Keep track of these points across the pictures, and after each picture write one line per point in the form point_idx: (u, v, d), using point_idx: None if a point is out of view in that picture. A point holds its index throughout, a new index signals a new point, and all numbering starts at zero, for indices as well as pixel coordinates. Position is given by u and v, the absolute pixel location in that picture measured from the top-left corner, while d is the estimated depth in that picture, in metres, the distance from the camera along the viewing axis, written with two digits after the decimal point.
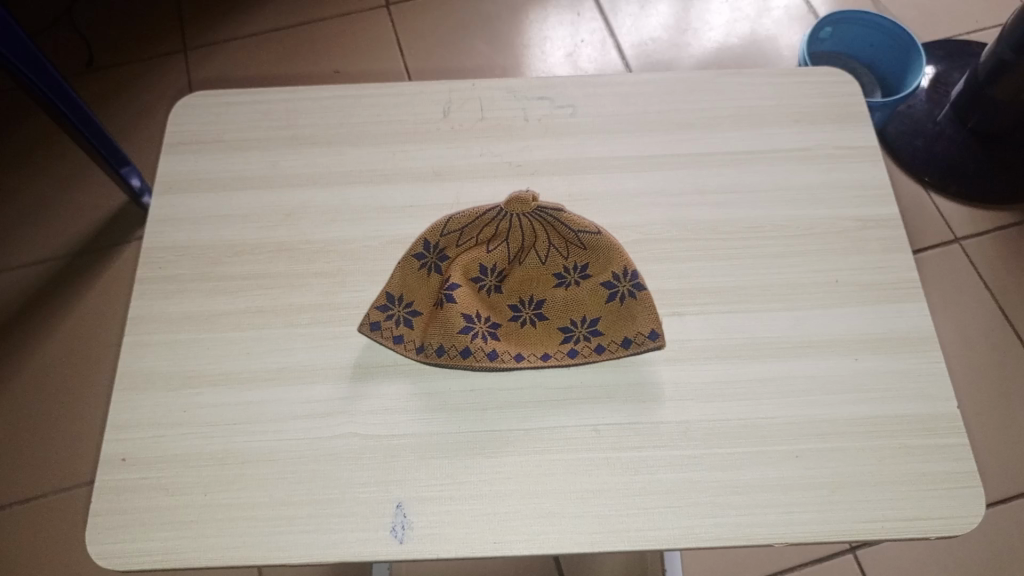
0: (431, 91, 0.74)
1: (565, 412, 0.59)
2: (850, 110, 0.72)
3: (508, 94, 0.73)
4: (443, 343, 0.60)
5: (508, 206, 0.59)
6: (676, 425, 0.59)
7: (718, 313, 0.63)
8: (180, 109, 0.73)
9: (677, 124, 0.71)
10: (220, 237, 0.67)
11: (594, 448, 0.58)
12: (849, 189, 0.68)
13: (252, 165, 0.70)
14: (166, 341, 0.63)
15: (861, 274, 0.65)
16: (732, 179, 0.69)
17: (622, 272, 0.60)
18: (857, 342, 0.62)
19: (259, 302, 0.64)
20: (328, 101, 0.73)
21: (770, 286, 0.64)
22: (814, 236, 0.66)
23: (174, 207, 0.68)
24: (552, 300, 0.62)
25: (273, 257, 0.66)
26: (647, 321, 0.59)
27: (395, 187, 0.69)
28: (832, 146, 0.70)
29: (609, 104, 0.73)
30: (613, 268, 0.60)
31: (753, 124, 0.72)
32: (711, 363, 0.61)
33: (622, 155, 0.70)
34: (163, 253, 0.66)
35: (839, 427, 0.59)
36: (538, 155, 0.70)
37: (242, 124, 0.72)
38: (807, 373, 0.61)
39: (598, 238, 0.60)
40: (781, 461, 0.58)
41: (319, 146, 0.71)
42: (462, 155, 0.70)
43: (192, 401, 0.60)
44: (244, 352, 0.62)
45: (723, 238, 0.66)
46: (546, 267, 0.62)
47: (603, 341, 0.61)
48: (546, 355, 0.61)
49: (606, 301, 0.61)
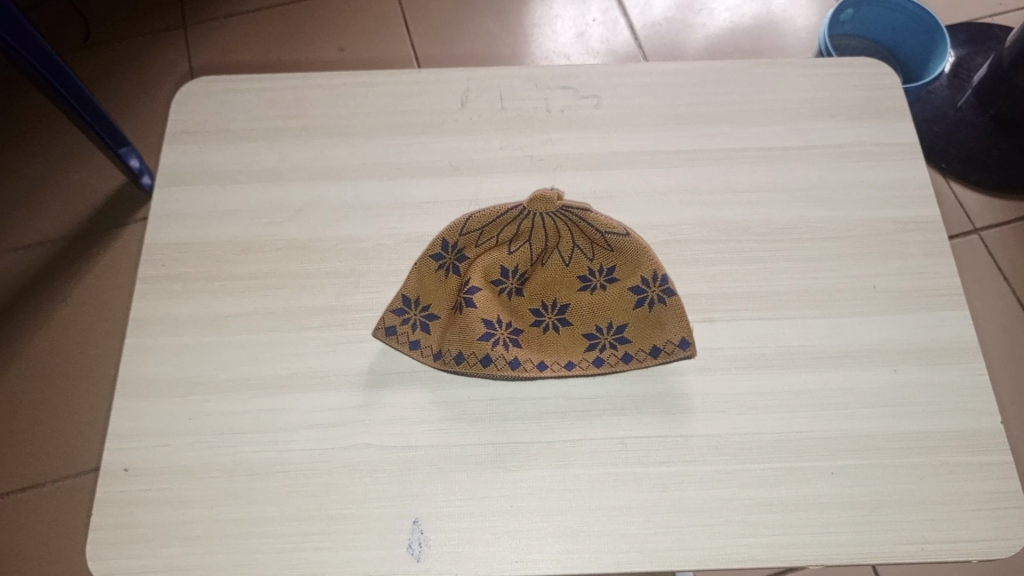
0: (448, 79, 0.70)
1: (591, 424, 0.56)
2: (889, 104, 0.69)
3: (529, 84, 0.70)
4: (462, 350, 0.57)
5: (531, 204, 0.55)
6: (707, 439, 0.56)
7: (750, 320, 0.60)
8: (183, 96, 0.69)
9: (707, 117, 0.68)
10: (226, 234, 0.64)
11: (621, 462, 0.55)
12: (888, 189, 0.65)
13: (260, 157, 0.67)
14: (171, 344, 0.60)
15: (902, 280, 0.62)
16: (764, 176, 0.65)
17: (651, 276, 0.57)
18: (897, 352, 0.59)
19: (268, 304, 0.61)
20: (339, 89, 0.70)
21: (804, 292, 0.61)
22: (851, 239, 0.63)
23: (177, 201, 0.65)
24: (576, 305, 0.59)
25: (282, 255, 0.63)
26: (678, 328, 0.57)
27: (410, 181, 0.66)
28: (870, 142, 0.67)
29: (635, 95, 0.69)
30: (641, 272, 0.57)
31: (787, 118, 0.68)
32: (743, 373, 0.58)
33: (650, 150, 0.66)
34: (167, 251, 0.63)
35: (877, 442, 0.56)
36: (560, 149, 0.67)
37: (249, 112, 0.69)
38: (844, 384, 0.58)
39: (626, 240, 0.56)
40: (817, 478, 0.55)
41: (330, 137, 0.68)
42: (480, 148, 0.67)
43: (199, 409, 0.57)
44: (253, 357, 0.59)
45: (755, 240, 0.63)
46: (570, 270, 0.58)
47: (630, 349, 0.58)
48: (570, 363, 0.58)
49: (634, 306, 0.58)
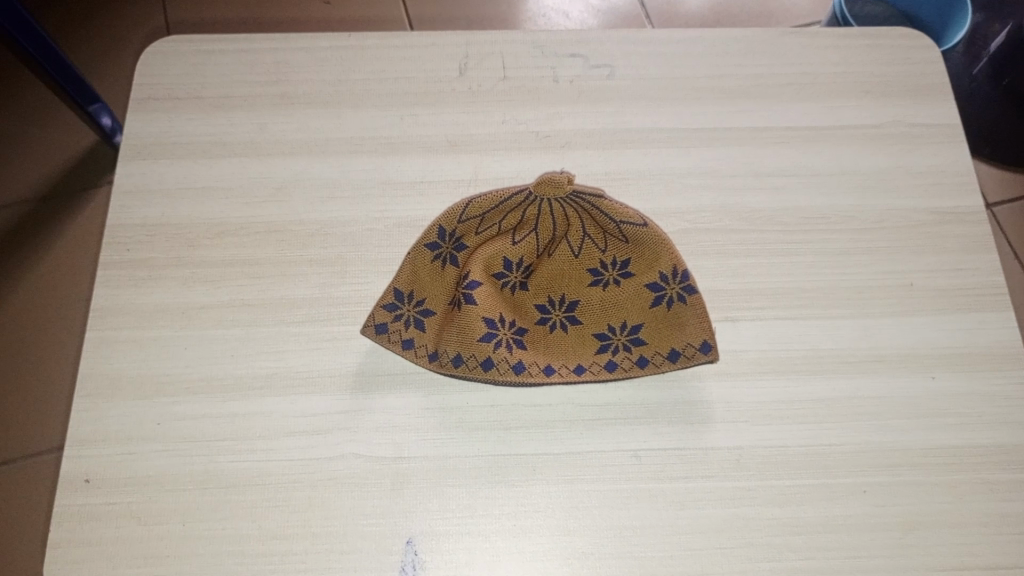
0: (445, 43, 0.63)
1: (600, 435, 0.52)
2: (928, 80, 0.63)
3: (535, 50, 0.63)
4: (460, 351, 0.51)
5: (538, 188, 0.49)
6: (728, 452, 0.51)
7: (776, 320, 0.55)
8: (150, 58, 0.62)
9: (730, 92, 0.62)
10: (199, 214, 0.57)
11: (633, 477, 0.51)
12: (928, 175, 0.59)
13: (236, 127, 0.60)
14: (137, 338, 0.54)
15: (940, 276, 0.56)
16: (793, 159, 0.60)
17: (671, 272, 0.51)
18: (935, 358, 0.54)
19: (245, 295, 0.55)
20: (324, 52, 0.63)
21: (835, 289, 0.56)
22: (886, 230, 0.58)
23: (144, 176, 0.58)
24: (586, 302, 0.54)
25: (261, 240, 0.57)
26: (699, 330, 0.52)
27: (404, 159, 0.59)
28: (907, 123, 0.61)
29: (651, 65, 0.63)
30: (660, 267, 0.51)
31: (819, 93, 0.62)
32: (768, 379, 0.53)
33: (668, 127, 0.60)
34: (132, 233, 0.57)
35: (912, 458, 0.51)
36: (569, 125, 0.61)
37: (224, 76, 0.62)
38: (877, 393, 0.53)
39: (643, 230, 0.51)
40: (846, 497, 0.50)
41: (315, 106, 0.61)
42: (481, 121, 0.61)
43: (168, 412, 0.52)
44: (228, 354, 0.53)
45: (782, 230, 0.57)
46: (580, 262, 0.53)
47: (646, 352, 0.53)
48: (580, 367, 0.52)
49: (651, 305, 0.53)
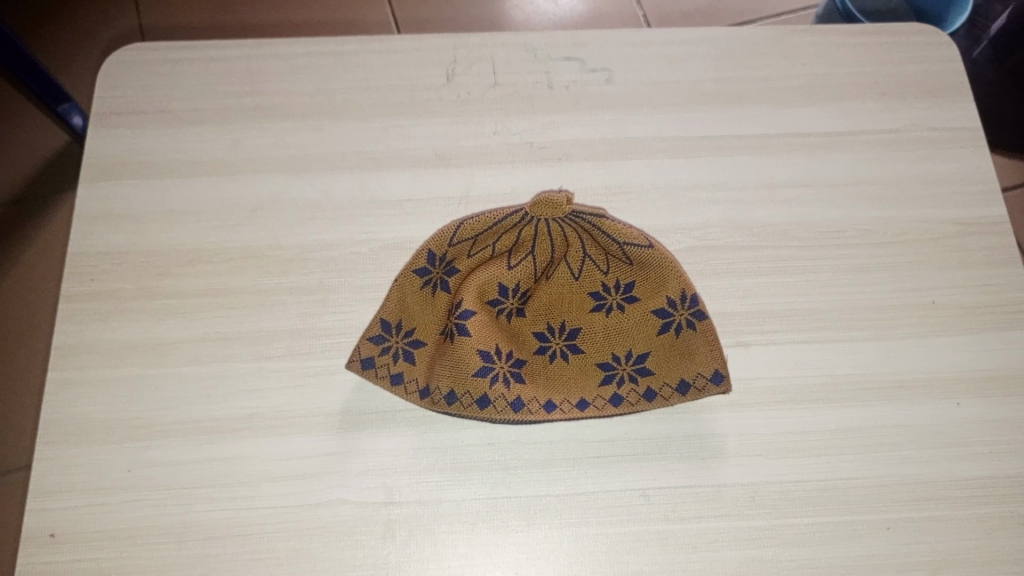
0: (431, 47, 0.59)
1: (606, 473, 0.48)
2: (947, 80, 0.59)
3: (526, 54, 0.59)
4: (454, 388, 0.48)
5: (534, 208, 0.46)
6: (742, 489, 0.48)
7: (791, 344, 0.51)
8: (113, 68, 0.58)
9: (736, 96, 0.58)
10: (168, 240, 0.53)
11: (642, 519, 0.47)
12: (948, 183, 0.56)
13: (207, 143, 0.56)
14: (103, 378, 0.50)
15: (964, 293, 0.53)
16: (804, 169, 0.56)
17: (679, 297, 0.48)
18: (961, 382, 0.51)
19: (220, 327, 0.51)
20: (301, 59, 0.59)
21: (852, 310, 0.52)
22: (906, 243, 0.54)
23: (108, 198, 0.54)
24: (588, 329, 0.50)
25: (236, 267, 0.53)
26: (710, 360, 0.48)
27: (389, 175, 0.55)
28: (925, 127, 0.58)
29: (651, 69, 0.59)
30: (668, 292, 0.48)
31: (830, 97, 0.58)
32: (783, 409, 0.50)
33: (671, 136, 0.57)
34: (96, 261, 0.52)
35: (939, 491, 0.48)
36: (565, 135, 0.57)
37: (192, 87, 0.57)
38: (899, 421, 0.50)
39: (649, 252, 0.47)
40: (869, 535, 0.47)
41: (292, 119, 0.57)
42: (471, 132, 0.56)
43: (139, 459, 0.48)
44: (203, 394, 0.49)
45: (795, 246, 0.54)
46: (580, 286, 0.49)
47: (653, 384, 0.49)
48: (583, 402, 0.49)
49: (658, 332, 0.49)
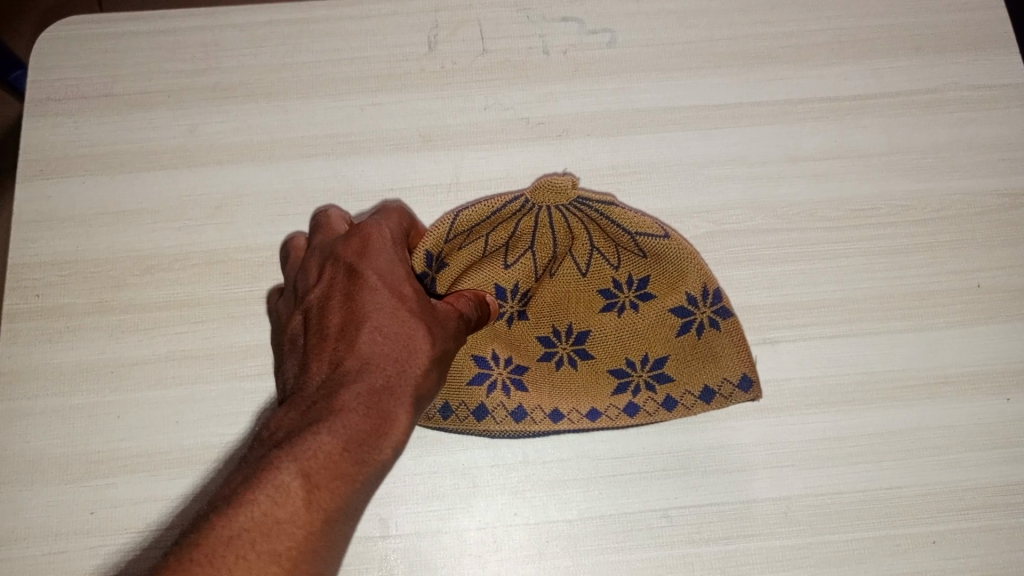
0: (409, 11, 0.52)
1: (624, 493, 0.43)
2: (990, 30, 0.53)
3: (518, 15, 0.52)
4: (448, 400, 0.43)
5: (536, 195, 0.42)
6: (774, 504, 0.43)
7: (822, 339, 0.46)
8: (47, 46, 0.51)
9: (755, 56, 0.52)
10: (122, 246, 0.47)
11: (665, 543, 0.43)
12: (994, 149, 0.50)
13: (161, 131, 0.49)
14: (56, 407, 0.44)
15: (1012, 274, 0.48)
16: (833, 138, 0.50)
17: (701, 292, 0.43)
18: (1009, 375, 0.46)
19: (185, 343, 0.45)
20: (262, 29, 0.52)
21: (891, 297, 0.47)
22: (949, 220, 0.49)
23: (51, 199, 0.48)
24: (600, 332, 0.44)
25: (199, 273, 0.47)
26: (737, 363, 0.43)
27: (367, 161, 0.49)
28: (966, 85, 0.51)
29: (658, 28, 0.52)
30: (688, 287, 0.43)
31: (860, 54, 0.52)
32: (816, 413, 0.45)
33: (684, 105, 0.50)
34: (41, 273, 0.46)
35: (989, 498, 0.44)
36: (564, 107, 0.50)
37: (140, 66, 0.50)
38: (945, 421, 0.45)
39: (665, 243, 0.42)
40: (913, 550, 0.43)
41: (254, 100, 0.50)
42: (458, 108, 0.50)
43: (102, 498, 0.42)
44: (170, 421, 0.44)
45: (824, 227, 0.48)
46: (589, 283, 0.44)
47: (674, 391, 0.44)
48: (594, 412, 0.44)
49: (677, 333, 0.44)
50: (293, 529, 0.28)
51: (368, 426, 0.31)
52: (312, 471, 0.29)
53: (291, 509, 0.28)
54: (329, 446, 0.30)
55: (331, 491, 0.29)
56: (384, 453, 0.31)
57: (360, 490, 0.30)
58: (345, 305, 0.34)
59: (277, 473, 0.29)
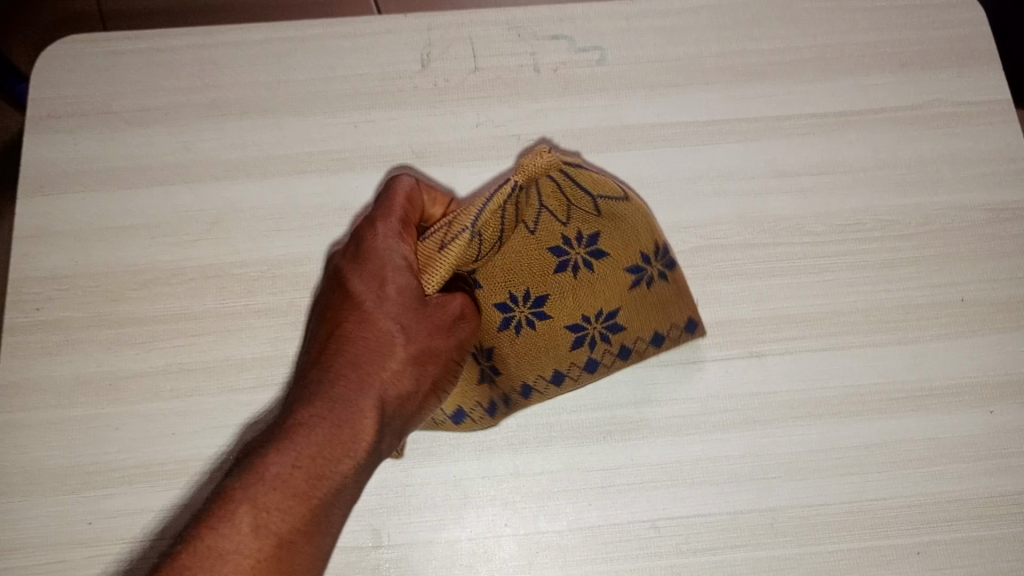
0: (403, 28, 0.53)
1: (613, 504, 0.44)
2: (974, 46, 0.53)
3: (508, 33, 0.53)
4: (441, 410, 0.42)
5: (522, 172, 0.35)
6: (761, 514, 0.44)
7: (808, 352, 0.47)
8: (47, 66, 0.52)
9: (742, 72, 0.52)
10: (120, 261, 0.48)
11: (653, 553, 0.43)
12: (978, 163, 0.51)
13: (157, 148, 0.50)
14: (54, 420, 0.45)
15: (995, 287, 0.48)
16: (819, 153, 0.51)
17: (652, 250, 0.42)
18: (993, 386, 0.46)
19: (182, 357, 0.46)
20: (258, 48, 0.53)
21: (876, 310, 0.48)
22: (933, 234, 0.49)
23: (51, 216, 0.49)
24: (555, 293, 0.40)
25: (196, 288, 0.47)
26: (683, 309, 0.45)
27: (361, 177, 0.50)
28: (950, 100, 0.52)
29: (647, 46, 0.53)
30: (639, 243, 0.41)
31: (845, 70, 0.53)
32: (802, 424, 0.46)
33: (672, 121, 0.51)
34: (40, 287, 0.47)
35: (973, 509, 0.44)
36: (555, 124, 0.51)
37: (137, 85, 0.51)
38: (928, 433, 0.45)
39: (619, 202, 0.39)
40: (898, 560, 0.44)
41: (250, 118, 0.51)
42: (450, 125, 0.51)
43: (99, 510, 0.43)
44: (167, 433, 0.45)
45: (811, 241, 0.49)
46: (539, 240, 0.38)
47: (626, 339, 0.43)
48: (558, 378, 0.44)
49: (632, 286, 0.42)
50: (238, 557, 0.29)
51: (325, 439, 0.31)
52: (260, 496, 0.30)
53: (238, 539, 0.29)
54: (282, 464, 0.30)
55: (287, 513, 0.30)
56: (345, 464, 0.31)
57: (318, 505, 0.31)
58: (322, 322, 0.35)
59: (233, 496, 0.30)
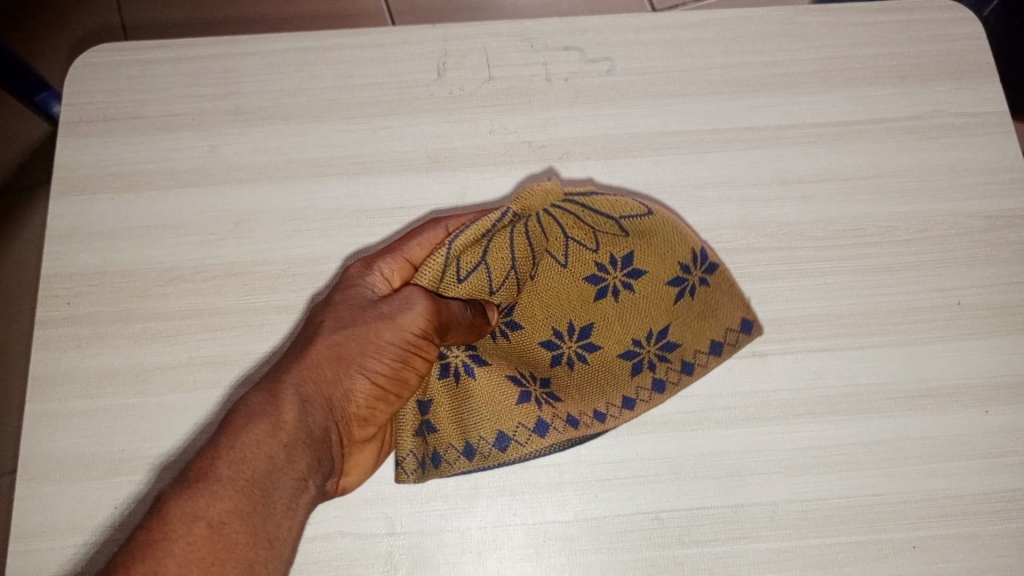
0: (420, 40, 0.55)
1: (618, 496, 0.46)
2: (971, 60, 0.55)
3: (521, 44, 0.55)
4: (500, 430, 0.41)
5: (521, 203, 0.37)
6: (762, 508, 0.46)
7: (809, 352, 0.48)
8: (80, 73, 0.54)
9: (746, 83, 0.54)
10: (148, 259, 0.50)
11: (657, 544, 0.45)
12: (975, 173, 0.52)
13: (183, 151, 0.52)
14: (83, 409, 0.47)
15: (991, 292, 0.50)
16: (820, 161, 0.53)
17: (691, 258, 0.43)
18: (989, 388, 0.48)
19: (205, 350, 0.48)
20: (282, 57, 0.55)
21: (875, 313, 0.49)
22: (930, 241, 0.51)
23: (82, 215, 0.51)
24: (601, 323, 0.43)
25: (220, 285, 0.50)
26: (734, 311, 0.46)
27: (378, 181, 0.52)
28: (948, 112, 0.54)
29: (655, 57, 0.55)
30: (678, 257, 0.42)
31: (847, 82, 0.55)
32: (802, 422, 0.47)
33: (678, 130, 0.53)
34: (71, 283, 0.49)
35: (968, 506, 0.46)
36: (565, 132, 0.53)
37: (165, 91, 0.54)
38: (925, 432, 0.47)
39: (648, 219, 0.40)
40: (895, 554, 0.45)
41: (273, 124, 0.53)
42: (465, 132, 0.53)
43: (124, 495, 0.45)
44: (190, 422, 0.46)
45: (813, 246, 0.51)
46: (573, 274, 0.41)
47: (686, 355, 0.45)
48: (628, 400, 0.44)
49: (675, 302, 0.43)
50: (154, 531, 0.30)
51: (248, 427, 0.33)
52: (185, 483, 0.32)
53: (158, 520, 0.30)
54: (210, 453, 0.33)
55: (215, 499, 0.31)
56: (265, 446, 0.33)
57: (236, 482, 0.32)
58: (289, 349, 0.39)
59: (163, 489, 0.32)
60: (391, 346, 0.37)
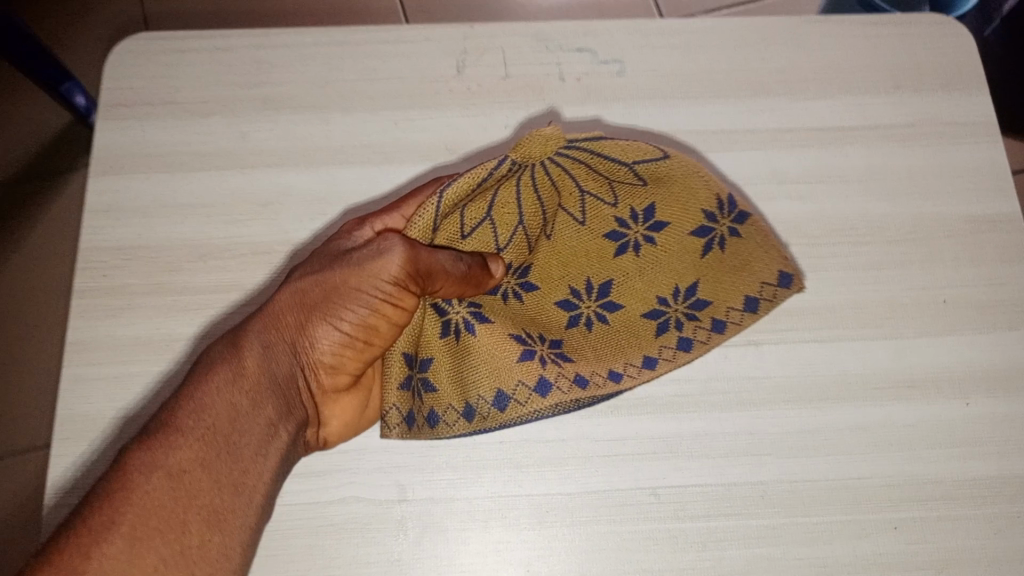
0: (441, 37, 0.58)
1: (617, 471, 0.48)
2: (963, 72, 0.58)
3: (537, 44, 0.58)
4: (499, 387, 0.44)
5: (519, 151, 0.41)
6: (752, 487, 0.48)
7: (801, 342, 0.51)
8: (118, 60, 0.57)
9: (750, 88, 0.57)
10: (179, 236, 0.53)
11: (653, 517, 0.48)
12: (963, 178, 0.55)
13: (214, 136, 0.55)
14: (115, 375, 0.49)
15: (975, 291, 0.53)
16: (817, 163, 0.56)
17: (717, 205, 0.43)
18: (970, 380, 0.51)
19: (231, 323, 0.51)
20: (310, 50, 0.58)
21: (865, 308, 0.52)
22: (919, 241, 0.54)
23: (118, 193, 0.54)
24: (620, 280, 0.45)
25: (246, 262, 0.52)
26: (770, 264, 0.44)
27: (398, 169, 0.55)
28: (939, 121, 0.57)
29: (663, 61, 0.58)
30: (702, 205, 0.43)
31: (844, 89, 0.58)
32: (793, 407, 0.50)
33: (684, 130, 0.56)
34: (106, 256, 0.52)
35: (947, 490, 0.48)
36: (576, 128, 0.56)
37: (199, 79, 0.57)
38: (909, 420, 0.50)
39: (663, 164, 0.42)
40: (877, 534, 0.48)
41: (300, 112, 0.56)
42: (481, 125, 0.56)
43: None
44: None
45: (808, 242, 0.54)
46: (592, 230, 0.44)
47: (716, 313, 0.45)
48: (650, 359, 0.44)
49: (703, 255, 0.44)
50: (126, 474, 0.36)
51: (207, 380, 0.39)
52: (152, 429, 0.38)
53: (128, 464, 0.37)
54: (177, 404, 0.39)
55: (176, 449, 0.37)
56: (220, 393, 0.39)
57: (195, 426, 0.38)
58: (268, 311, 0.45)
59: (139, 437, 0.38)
60: (354, 294, 0.42)
